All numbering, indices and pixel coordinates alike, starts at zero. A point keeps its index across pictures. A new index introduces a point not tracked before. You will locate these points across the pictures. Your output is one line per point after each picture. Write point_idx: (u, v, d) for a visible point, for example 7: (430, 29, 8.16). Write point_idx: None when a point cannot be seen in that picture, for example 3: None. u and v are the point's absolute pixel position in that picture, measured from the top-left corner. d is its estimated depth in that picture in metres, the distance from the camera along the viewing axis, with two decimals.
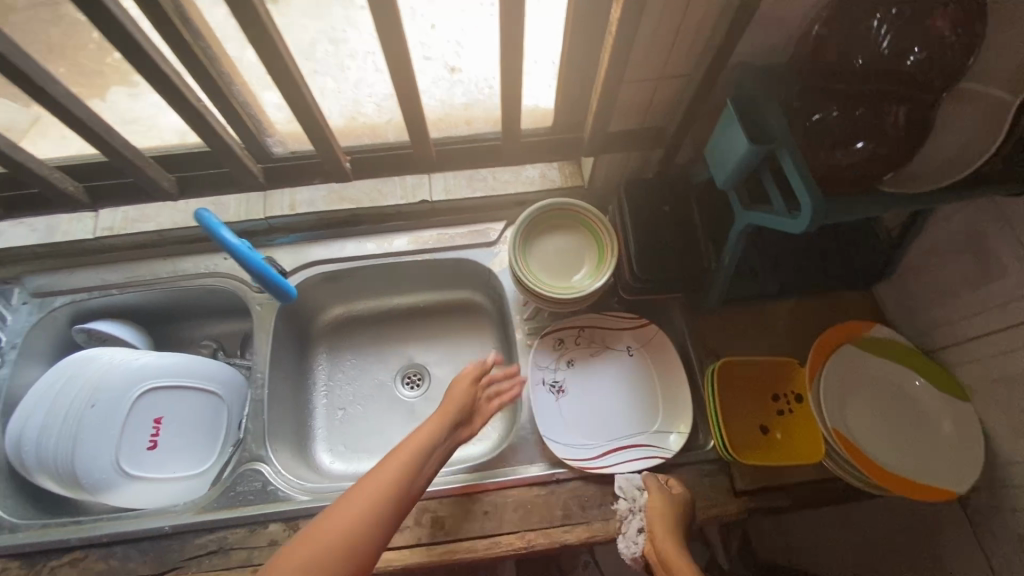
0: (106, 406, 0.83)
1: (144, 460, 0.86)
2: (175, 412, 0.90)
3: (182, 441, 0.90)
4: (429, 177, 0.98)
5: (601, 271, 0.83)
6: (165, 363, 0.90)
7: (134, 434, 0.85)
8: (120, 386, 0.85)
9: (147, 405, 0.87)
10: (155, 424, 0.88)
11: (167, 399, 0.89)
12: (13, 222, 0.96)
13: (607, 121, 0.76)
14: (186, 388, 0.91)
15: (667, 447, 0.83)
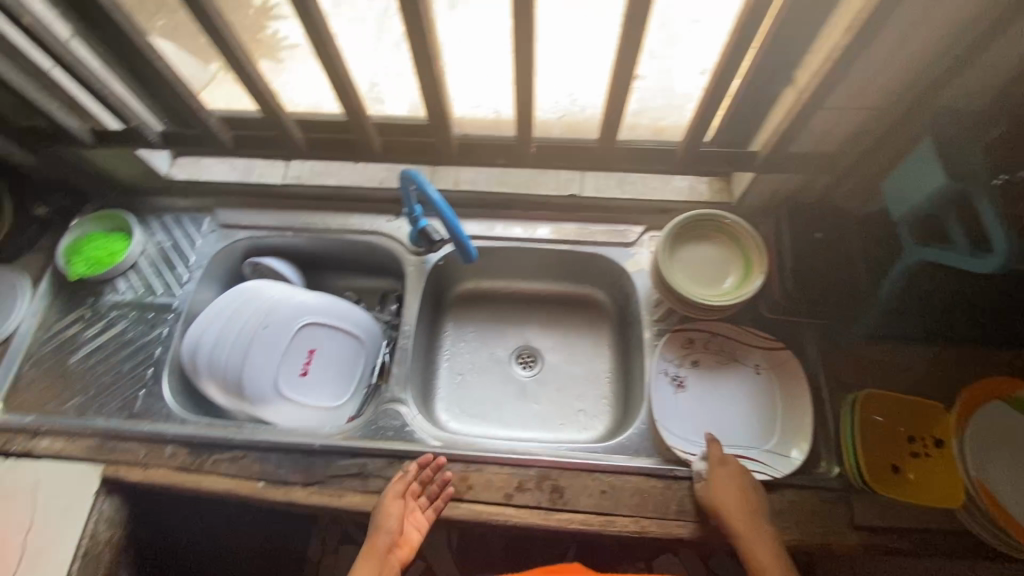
0: (275, 330, 0.94)
1: (297, 384, 0.96)
2: (326, 346, 0.99)
3: (328, 374, 0.99)
4: (583, 174, 1.04)
5: (749, 283, 0.86)
6: (324, 302, 1.00)
7: (292, 359, 0.95)
8: (287, 315, 0.96)
9: (305, 335, 0.97)
10: (309, 354, 0.97)
11: (321, 333, 0.99)
12: (218, 160, 1.09)
13: (785, 142, 0.79)
14: (336, 328, 1.01)
15: (780, 466, 0.83)
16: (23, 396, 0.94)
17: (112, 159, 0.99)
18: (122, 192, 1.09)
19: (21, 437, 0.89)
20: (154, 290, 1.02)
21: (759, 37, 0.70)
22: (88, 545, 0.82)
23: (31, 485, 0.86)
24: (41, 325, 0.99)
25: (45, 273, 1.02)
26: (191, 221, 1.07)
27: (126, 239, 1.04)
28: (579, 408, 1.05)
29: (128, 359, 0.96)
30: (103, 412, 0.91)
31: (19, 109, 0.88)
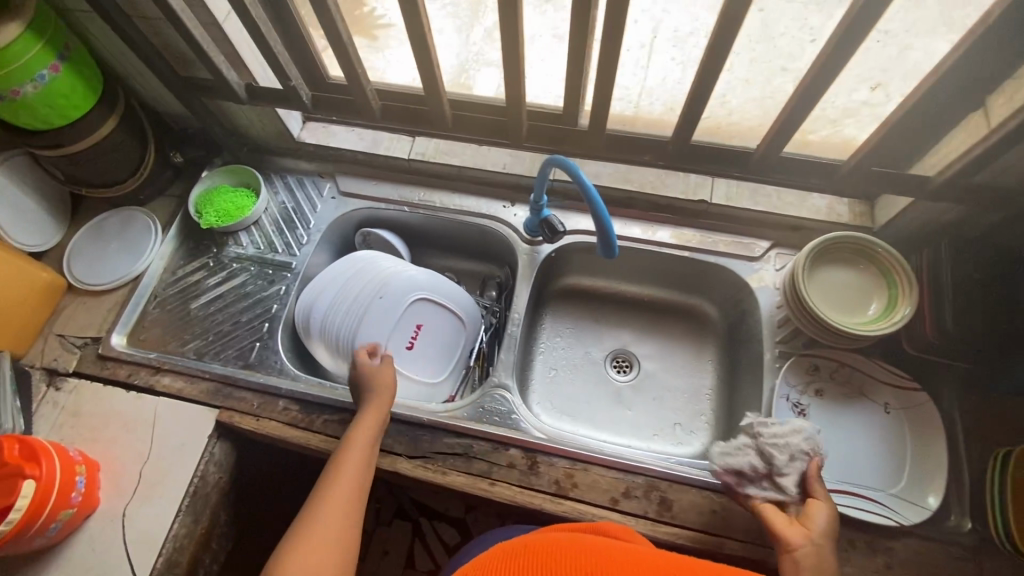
0: (387, 300, 0.94)
1: (402, 357, 0.94)
2: (432, 323, 0.97)
3: (432, 352, 0.97)
4: (712, 180, 1.01)
5: (894, 312, 0.81)
6: (436, 279, 0.99)
7: (400, 331, 0.94)
8: (399, 287, 0.95)
9: (415, 309, 0.96)
10: (416, 329, 0.96)
11: (429, 309, 0.97)
12: (347, 128, 1.11)
13: (965, 169, 0.74)
14: (443, 306, 0.98)
15: (907, 514, 0.77)
16: (148, 333, 0.98)
17: (254, 116, 1.02)
18: (252, 150, 1.13)
19: (144, 372, 0.93)
20: (275, 247, 1.04)
21: (968, 53, 0.65)
22: (198, 484, 0.85)
23: (150, 418, 0.89)
24: (168, 268, 1.04)
25: (176, 219, 1.06)
26: (313, 184, 1.10)
27: (252, 196, 1.07)
28: (676, 421, 1.00)
29: (247, 310, 0.99)
30: (220, 358, 0.95)
31: (184, 59, 0.91)
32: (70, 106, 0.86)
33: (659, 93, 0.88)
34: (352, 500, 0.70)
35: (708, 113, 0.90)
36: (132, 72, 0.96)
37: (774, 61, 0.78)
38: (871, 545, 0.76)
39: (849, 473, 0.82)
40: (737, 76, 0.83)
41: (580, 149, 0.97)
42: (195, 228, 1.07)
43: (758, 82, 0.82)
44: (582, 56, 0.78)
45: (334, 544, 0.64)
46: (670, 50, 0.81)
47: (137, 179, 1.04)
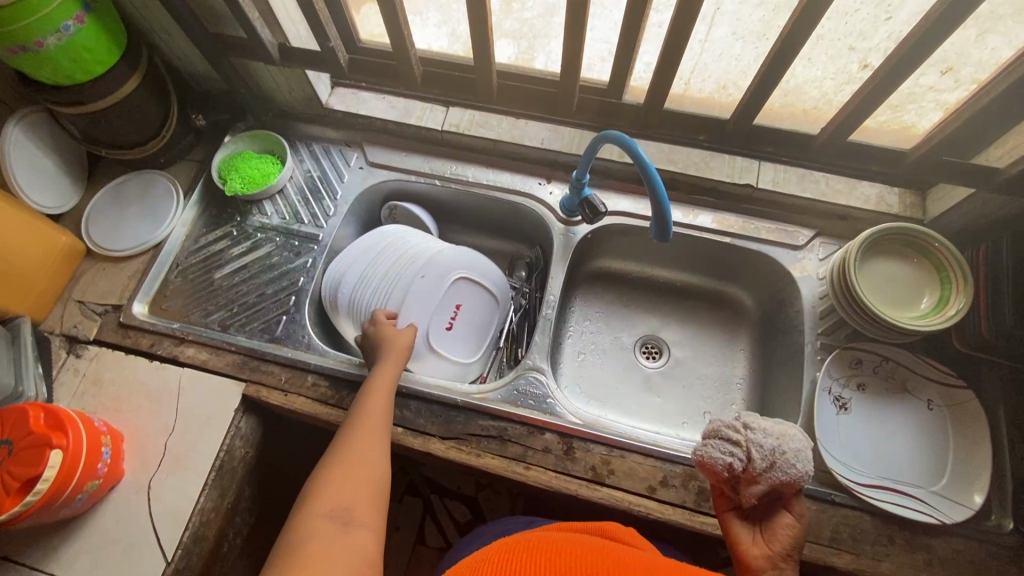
0: (428, 279, 0.90)
1: (441, 338, 0.90)
2: (469, 303, 0.94)
3: (469, 332, 0.94)
4: (760, 163, 0.95)
5: (948, 308, 0.78)
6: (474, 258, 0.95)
7: (439, 310, 0.91)
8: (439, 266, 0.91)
9: (454, 289, 0.93)
10: (455, 309, 0.92)
11: (467, 289, 0.94)
12: (377, 95, 1.05)
13: None
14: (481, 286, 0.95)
15: (947, 512, 0.76)
16: (169, 302, 0.95)
17: (282, 79, 0.98)
18: (277, 115, 1.08)
19: (167, 342, 0.91)
20: (301, 218, 1.01)
21: None
22: (225, 458, 0.83)
23: (174, 390, 0.87)
24: (189, 236, 1.00)
25: (198, 185, 1.02)
26: (340, 154, 1.06)
27: (278, 164, 1.03)
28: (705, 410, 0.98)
29: (273, 282, 0.96)
30: (245, 331, 0.92)
31: (214, 14, 0.86)
32: (95, 62, 0.82)
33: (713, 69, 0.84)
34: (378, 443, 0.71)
35: None
36: (156, 26, 0.90)
37: (843, 39, 0.74)
38: (910, 541, 0.75)
39: (889, 469, 0.80)
40: (800, 53, 0.78)
41: (632, 127, 0.95)
42: (217, 194, 1.03)
43: (822, 61, 0.78)
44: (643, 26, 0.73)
45: (362, 491, 0.64)
46: (729, 24, 0.77)
47: (159, 141, 1.00)
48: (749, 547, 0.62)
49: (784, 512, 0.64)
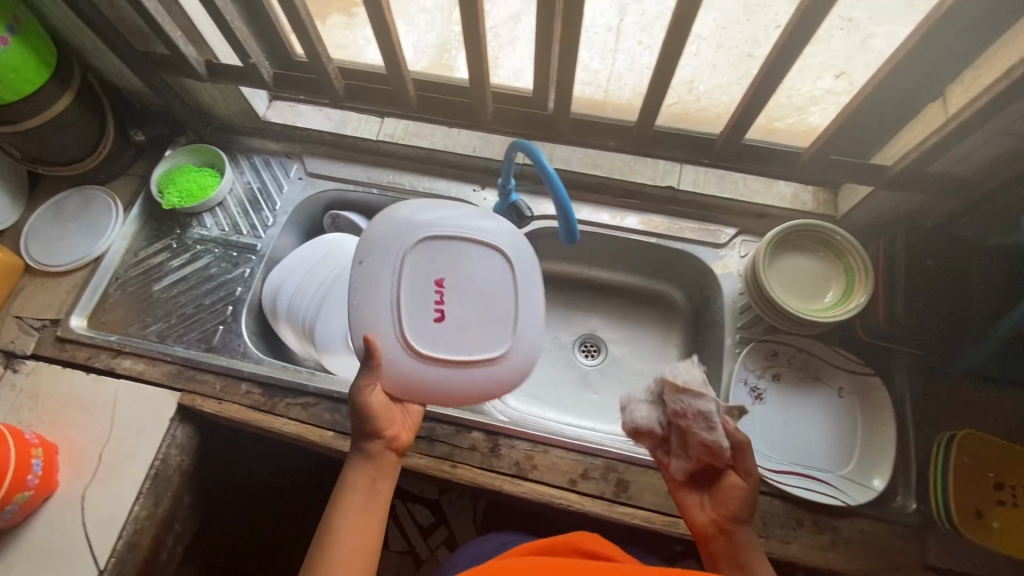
0: (374, 266, 0.71)
1: (429, 332, 0.70)
2: (459, 272, 0.72)
3: (464, 315, 0.72)
4: (681, 166, 1.00)
5: (850, 301, 0.82)
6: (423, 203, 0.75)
7: (420, 291, 0.71)
8: (391, 238, 0.72)
9: (418, 260, 0.72)
10: (437, 287, 0.72)
11: (438, 248, 0.73)
12: (314, 108, 1.08)
13: (926, 161, 0.74)
14: (447, 236, 0.73)
15: (853, 495, 0.79)
16: (108, 315, 0.97)
17: (218, 96, 1.01)
18: (217, 129, 1.10)
19: (105, 354, 0.92)
20: (240, 229, 1.03)
21: (925, 44, 0.65)
22: (160, 467, 0.84)
23: (110, 401, 0.88)
24: (129, 249, 1.02)
25: (138, 199, 1.04)
26: (280, 165, 1.08)
27: (217, 175, 1.05)
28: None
29: (211, 293, 0.98)
30: (183, 342, 0.94)
31: (141, 33, 0.89)
32: (24, 82, 0.83)
33: (625, 77, 0.88)
34: (377, 497, 0.67)
35: (676, 98, 0.90)
36: (87, 46, 0.93)
37: (740, 47, 0.78)
38: (818, 524, 0.78)
39: (801, 455, 0.84)
40: (704, 61, 0.82)
41: (543, 133, 0.95)
42: (157, 208, 1.05)
43: (725, 69, 0.82)
44: (548, 39, 0.76)
45: (368, 526, 0.64)
46: (634, 35, 0.81)
47: (94, 158, 1.01)
48: (697, 517, 0.68)
49: (730, 474, 0.66)
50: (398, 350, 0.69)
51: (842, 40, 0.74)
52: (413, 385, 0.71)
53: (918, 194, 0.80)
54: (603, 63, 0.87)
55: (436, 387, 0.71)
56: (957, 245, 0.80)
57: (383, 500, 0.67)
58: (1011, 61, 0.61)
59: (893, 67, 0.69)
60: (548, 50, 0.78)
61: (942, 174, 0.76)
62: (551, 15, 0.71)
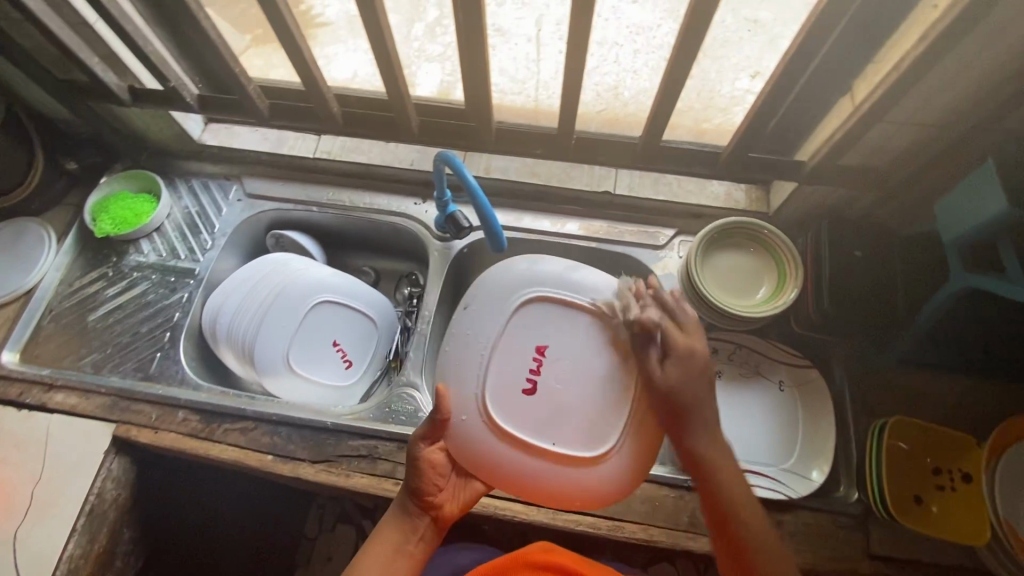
0: (475, 327, 0.71)
1: (515, 401, 0.69)
2: (564, 346, 0.70)
3: (559, 394, 0.69)
4: (616, 172, 1.02)
5: (781, 296, 0.83)
6: (583, 285, 0.72)
7: (517, 358, 0.70)
8: (499, 301, 0.71)
9: (524, 325, 0.71)
10: (536, 355, 0.70)
11: (572, 332, 0.70)
12: (250, 129, 1.08)
13: (839, 155, 0.76)
14: (573, 310, 0.71)
15: (795, 487, 0.80)
16: (42, 349, 0.95)
17: (149, 119, 1.00)
18: (154, 155, 1.09)
19: (36, 389, 0.90)
20: (178, 254, 1.01)
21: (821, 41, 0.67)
22: (94, 502, 0.82)
23: (42, 437, 0.86)
24: (64, 280, 1.00)
25: (72, 229, 1.02)
26: (218, 187, 1.06)
27: (153, 200, 1.03)
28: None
29: (148, 320, 0.96)
30: (119, 372, 0.92)
31: (61, 61, 0.88)
32: None
33: (549, 87, 0.89)
34: (398, 563, 0.66)
35: (602, 104, 0.91)
36: (9, 76, 0.92)
37: (655, 52, 0.80)
38: (762, 519, 0.78)
39: (745, 451, 0.84)
40: (624, 67, 0.84)
41: (469, 143, 0.96)
42: (92, 237, 1.03)
43: (645, 73, 0.84)
44: (463, 52, 0.77)
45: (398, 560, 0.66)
46: (551, 45, 0.82)
47: (25, 188, 0.98)
48: (662, 373, 0.64)
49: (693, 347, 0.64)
50: (480, 426, 0.68)
51: (751, 41, 0.76)
52: (479, 454, 0.69)
53: (837, 187, 0.81)
54: (527, 73, 0.88)
55: (531, 472, 0.69)
56: (876, 237, 0.82)
57: (404, 569, 0.66)
58: (900, 54, 0.63)
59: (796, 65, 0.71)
60: (465, 62, 0.79)
61: (853, 167, 0.79)
62: (463, 28, 0.72)
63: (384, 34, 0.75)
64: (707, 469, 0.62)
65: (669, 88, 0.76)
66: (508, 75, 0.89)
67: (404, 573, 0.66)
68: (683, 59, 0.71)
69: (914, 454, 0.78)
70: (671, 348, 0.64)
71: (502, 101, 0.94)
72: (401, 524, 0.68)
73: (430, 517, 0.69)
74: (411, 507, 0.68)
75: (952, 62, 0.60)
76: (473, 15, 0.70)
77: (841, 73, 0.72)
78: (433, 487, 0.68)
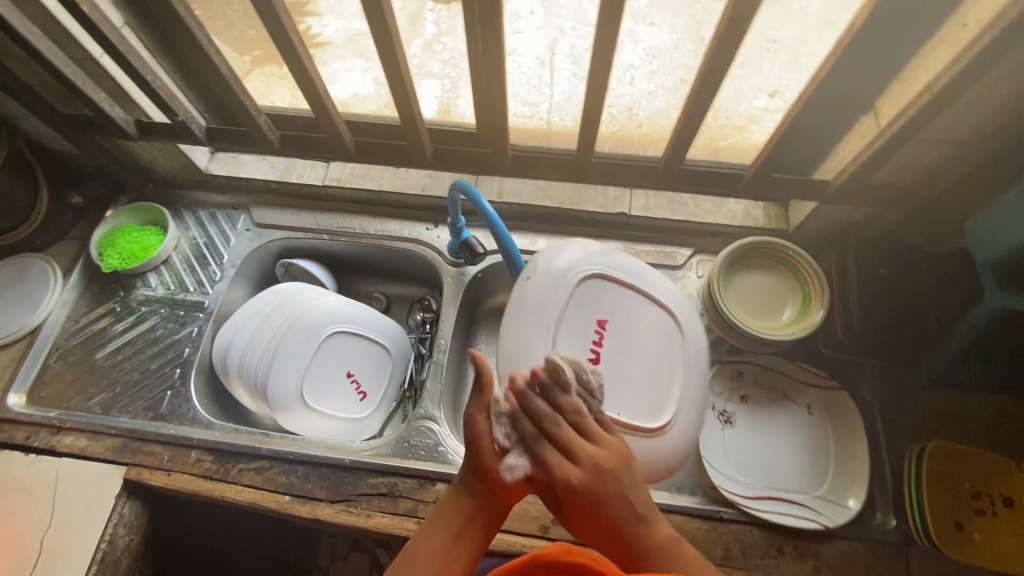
0: (543, 297, 0.71)
1: (586, 372, 0.71)
2: (622, 318, 0.74)
3: (622, 365, 0.72)
4: (631, 192, 0.99)
5: (806, 317, 0.81)
6: (639, 268, 0.76)
7: (579, 328, 0.72)
8: (550, 270, 0.73)
9: (601, 301, 0.74)
10: (600, 330, 0.73)
11: (631, 307, 0.74)
12: (257, 157, 1.06)
13: (864, 174, 0.75)
14: (633, 291, 0.75)
15: (831, 516, 0.77)
16: (49, 390, 0.92)
17: (155, 151, 0.98)
18: (160, 186, 1.08)
19: (45, 432, 0.87)
20: (186, 286, 0.99)
21: (844, 62, 0.66)
22: (107, 549, 0.79)
23: (51, 482, 0.83)
24: (70, 316, 0.98)
25: (78, 264, 1.00)
26: (227, 218, 1.05)
27: (160, 233, 1.01)
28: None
29: (157, 356, 0.94)
30: (129, 412, 0.89)
31: (65, 96, 0.87)
32: None
33: (563, 110, 0.88)
34: (459, 553, 0.52)
35: (617, 125, 0.89)
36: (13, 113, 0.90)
37: (672, 73, 0.79)
38: (799, 550, 0.75)
39: (775, 478, 0.82)
40: (639, 88, 0.82)
41: (480, 169, 0.96)
42: (98, 272, 1.01)
43: (662, 94, 0.82)
44: (479, 79, 0.76)
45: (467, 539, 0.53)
46: (566, 68, 0.81)
47: (30, 225, 0.97)
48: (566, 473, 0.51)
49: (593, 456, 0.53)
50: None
51: (770, 61, 0.75)
52: None
53: (861, 205, 0.80)
54: (541, 96, 0.87)
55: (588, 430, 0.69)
56: (905, 255, 0.81)
57: (461, 566, 0.51)
58: (932, 73, 0.62)
59: (821, 85, 0.69)
60: (481, 89, 0.77)
61: (878, 185, 0.77)
62: (480, 56, 0.71)
63: (396, 62, 0.73)
64: (643, 549, 0.50)
65: (688, 111, 0.74)
66: (522, 98, 0.87)
67: (465, 565, 0.52)
68: (705, 81, 0.69)
69: (951, 478, 0.75)
70: (565, 446, 0.52)
71: (515, 124, 0.92)
72: (466, 504, 0.54)
73: (501, 498, 0.55)
74: (477, 488, 0.55)
75: (987, 81, 0.58)
76: (489, 43, 0.69)
77: (864, 91, 0.71)
78: (505, 462, 0.55)
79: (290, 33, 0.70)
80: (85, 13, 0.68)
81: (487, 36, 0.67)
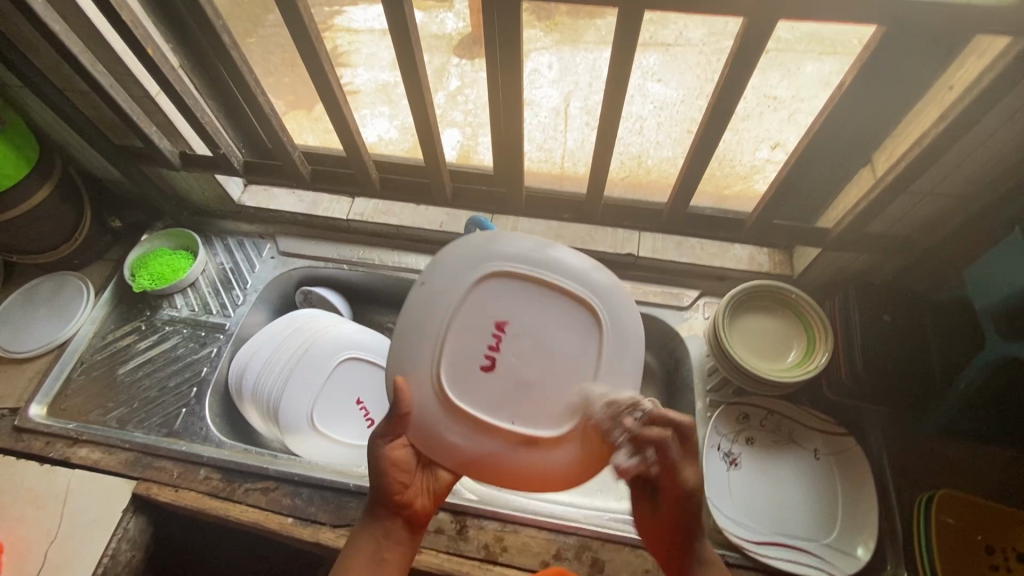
0: (435, 285, 0.61)
1: (478, 381, 0.59)
2: (523, 327, 0.60)
3: (523, 370, 0.60)
4: (639, 234, 1.03)
5: (811, 361, 0.82)
6: (538, 250, 0.63)
7: (472, 337, 0.60)
8: (454, 272, 0.61)
9: (480, 300, 0.61)
10: (496, 330, 0.60)
11: (574, 332, 0.61)
12: (287, 190, 1.13)
13: (862, 223, 0.78)
14: (568, 300, 0.61)
15: (839, 565, 0.75)
16: (69, 402, 0.95)
17: (193, 181, 1.05)
18: (192, 214, 1.14)
19: (61, 444, 0.90)
20: (209, 309, 1.04)
21: (834, 119, 0.71)
22: (109, 564, 0.79)
23: (61, 493, 0.84)
24: (97, 332, 1.02)
25: (110, 283, 1.05)
26: (253, 246, 1.10)
27: (189, 257, 1.07)
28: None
29: (176, 374, 0.97)
30: (143, 427, 0.92)
31: (119, 129, 0.95)
32: (11, 146, 0.87)
33: (575, 154, 0.95)
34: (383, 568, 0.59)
35: (627, 169, 0.95)
36: (70, 142, 0.99)
37: (677, 125, 0.85)
38: None
39: (780, 523, 0.81)
40: (646, 138, 0.89)
41: (499, 207, 0.99)
42: (128, 292, 1.06)
43: (669, 143, 0.88)
44: (499, 120, 0.81)
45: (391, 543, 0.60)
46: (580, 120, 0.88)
47: (72, 244, 1.04)
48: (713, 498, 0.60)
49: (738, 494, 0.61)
50: (433, 395, 0.59)
51: (772, 117, 0.80)
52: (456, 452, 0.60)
53: (864, 253, 0.82)
54: (556, 142, 0.94)
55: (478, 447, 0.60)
56: (906, 301, 0.82)
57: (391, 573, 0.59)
58: (921, 130, 0.66)
59: (817, 136, 0.74)
60: (501, 134, 0.84)
61: (878, 235, 0.81)
62: (501, 104, 0.78)
63: (425, 106, 0.80)
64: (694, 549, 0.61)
65: (692, 161, 0.80)
66: (539, 144, 0.95)
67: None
68: (707, 133, 0.74)
69: (962, 530, 0.74)
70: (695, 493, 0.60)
71: (532, 166, 0.98)
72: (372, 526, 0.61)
73: (406, 515, 0.62)
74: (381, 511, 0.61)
75: (973, 139, 0.63)
76: (509, 92, 0.75)
77: (860, 146, 0.76)
78: (399, 487, 0.61)
79: (329, 75, 0.77)
80: (150, 55, 0.76)
81: (508, 86, 0.74)
